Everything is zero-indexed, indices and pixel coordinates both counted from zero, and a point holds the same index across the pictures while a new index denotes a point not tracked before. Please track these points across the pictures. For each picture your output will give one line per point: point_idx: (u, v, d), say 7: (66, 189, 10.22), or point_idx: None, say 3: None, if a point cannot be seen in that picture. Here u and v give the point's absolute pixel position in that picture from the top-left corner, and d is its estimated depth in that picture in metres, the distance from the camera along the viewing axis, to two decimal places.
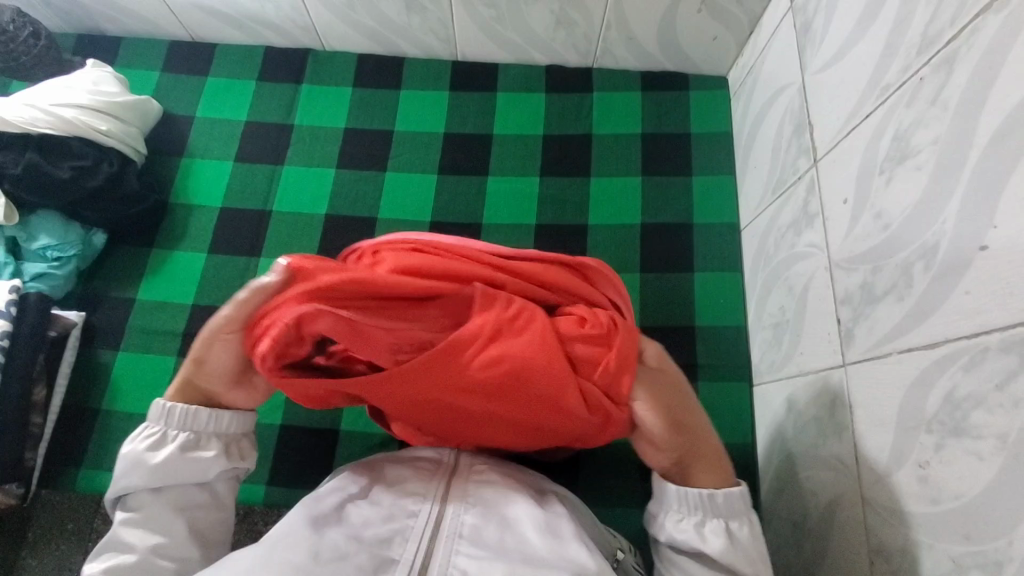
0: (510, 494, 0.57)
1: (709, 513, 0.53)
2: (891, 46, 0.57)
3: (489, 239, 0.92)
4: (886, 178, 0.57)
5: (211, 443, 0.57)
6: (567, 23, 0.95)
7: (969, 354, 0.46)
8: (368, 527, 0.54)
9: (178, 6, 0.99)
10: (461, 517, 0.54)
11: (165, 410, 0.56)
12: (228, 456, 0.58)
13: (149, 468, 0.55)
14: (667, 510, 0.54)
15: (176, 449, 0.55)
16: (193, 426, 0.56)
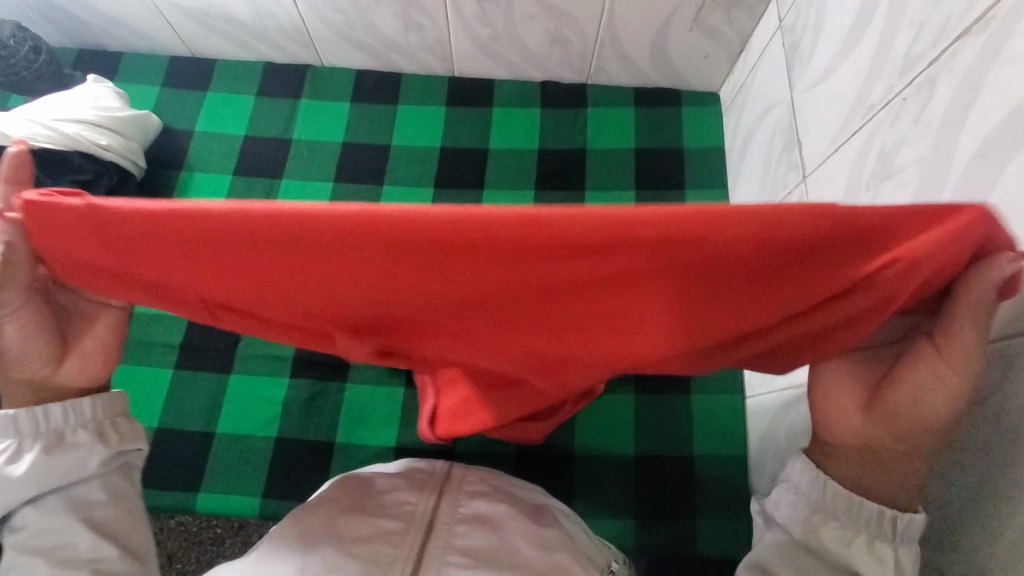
0: (502, 505, 0.58)
1: (876, 532, 0.43)
2: (875, 67, 0.59)
3: None
4: (873, 194, 0.58)
5: (77, 435, 0.53)
6: (561, 40, 0.96)
7: None
8: (360, 537, 0.54)
9: (179, 22, 1.01)
10: (453, 528, 0.55)
11: (8, 418, 0.51)
12: (106, 442, 0.55)
13: (13, 481, 0.50)
14: (819, 510, 0.45)
15: (36, 453, 0.51)
16: (47, 424, 0.52)
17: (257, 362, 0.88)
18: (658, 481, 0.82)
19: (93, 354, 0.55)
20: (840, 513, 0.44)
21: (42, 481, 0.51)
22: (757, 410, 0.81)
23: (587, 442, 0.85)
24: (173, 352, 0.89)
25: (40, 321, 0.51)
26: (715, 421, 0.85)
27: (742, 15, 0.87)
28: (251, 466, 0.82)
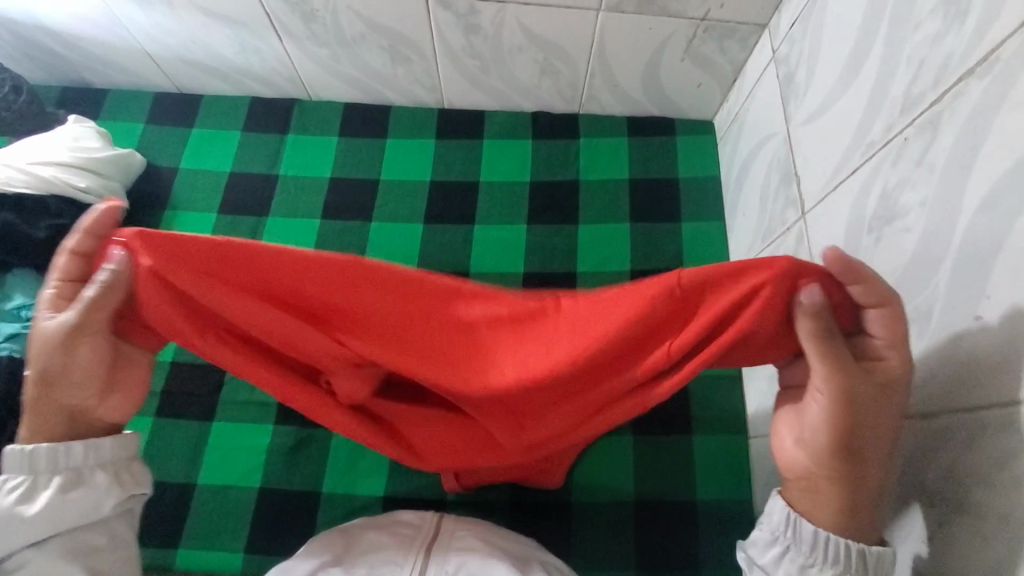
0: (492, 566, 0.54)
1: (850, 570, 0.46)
2: (873, 104, 0.57)
3: None
4: (875, 237, 0.55)
5: (94, 475, 0.51)
6: (551, 71, 0.94)
7: (969, 430, 0.44)
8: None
9: (164, 59, 0.99)
10: None
11: (25, 453, 0.50)
12: (121, 484, 0.53)
13: (26, 521, 0.49)
14: (794, 548, 0.48)
15: (52, 493, 0.49)
16: (65, 464, 0.51)
17: (242, 408, 0.83)
18: (662, 529, 0.78)
19: (132, 394, 0.54)
20: (821, 556, 0.46)
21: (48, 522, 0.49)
22: (763, 453, 0.78)
23: (584, 489, 0.81)
24: (152, 399, 0.84)
25: (99, 350, 0.51)
26: (720, 463, 0.81)
27: (734, 45, 0.85)
28: (233, 519, 0.77)
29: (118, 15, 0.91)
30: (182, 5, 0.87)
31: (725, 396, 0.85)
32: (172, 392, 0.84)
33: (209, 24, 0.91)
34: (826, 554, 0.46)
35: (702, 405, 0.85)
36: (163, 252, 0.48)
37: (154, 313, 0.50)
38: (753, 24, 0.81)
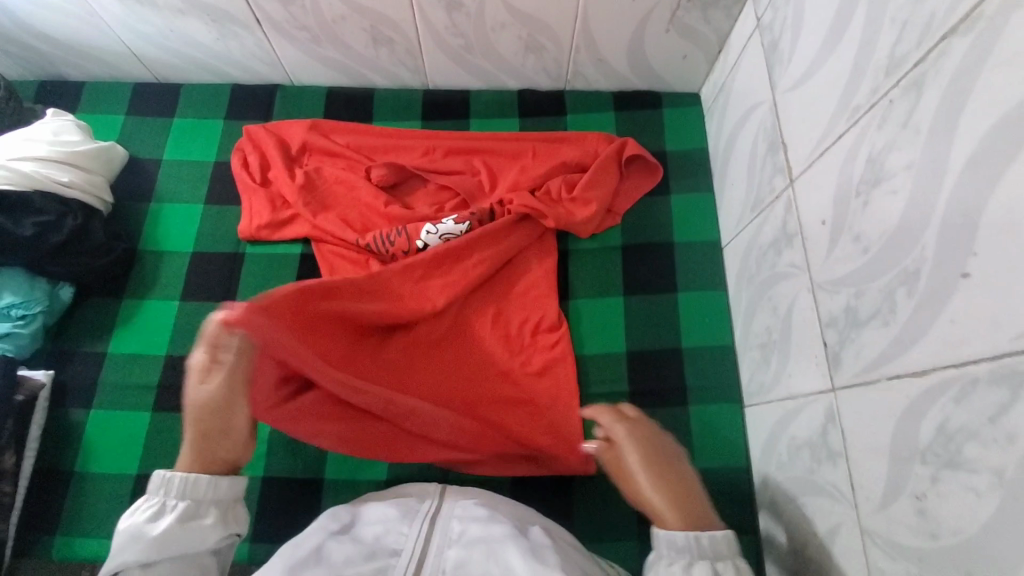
0: (495, 530, 0.63)
1: (697, 555, 0.53)
2: (859, 67, 0.57)
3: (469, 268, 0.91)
4: (863, 200, 0.56)
5: (210, 510, 0.58)
6: (536, 48, 0.94)
7: (959, 386, 0.44)
8: (347, 569, 0.59)
9: (139, 47, 0.97)
10: (444, 554, 0.61)
11: (164, 479, 0.58)
12: (227, 523, 0.59)
13: (148, 540, 0.54)
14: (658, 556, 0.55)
15: (174, 518, 0.56)
16: (192, 494, 0.58)
17: None
18: None
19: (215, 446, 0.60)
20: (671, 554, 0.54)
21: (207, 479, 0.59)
22: (757, 419, 0.79)
23: None
24: (150, 394, 0.84)
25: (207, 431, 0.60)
26: (716, 432, 0.82)
27: (718, 14, 0.85)
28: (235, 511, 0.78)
29: (91, 3, 0.89)
30: None
31: (718, 366, 0.85)
32: (170, 385, 0.85)
33: (185, 10, 0.89)
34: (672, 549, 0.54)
35: (699, 374, 0.85)
36: (282, 149, 0.97)
37: (260, 187, 0.94)
38: None
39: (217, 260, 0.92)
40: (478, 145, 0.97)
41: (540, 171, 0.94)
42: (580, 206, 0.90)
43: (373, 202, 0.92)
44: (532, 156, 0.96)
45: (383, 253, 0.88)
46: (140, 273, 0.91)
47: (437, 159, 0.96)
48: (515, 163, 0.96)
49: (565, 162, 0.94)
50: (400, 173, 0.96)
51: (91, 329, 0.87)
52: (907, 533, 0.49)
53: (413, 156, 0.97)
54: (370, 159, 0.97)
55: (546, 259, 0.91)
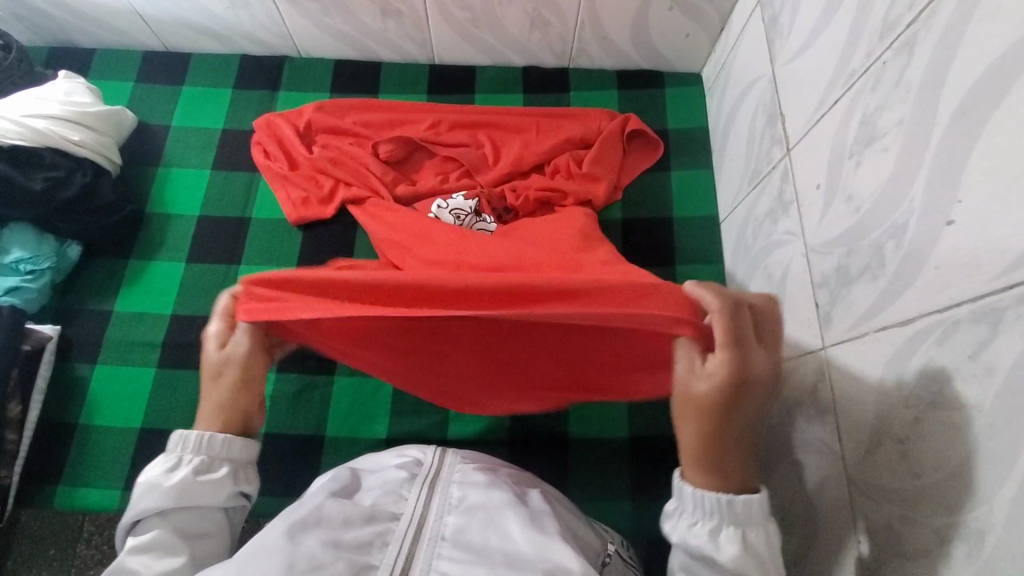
0: (495, 495, 0.62)
1: (725, 519, 0.52)
2: (855, 32, 0.58)
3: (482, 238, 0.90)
4: (856, 161, 0.58)
5: (221, 466, 0.57)
6: (541, 23, 0.96)
7: (942, 328, 0.46)
8: (346, 531, 0.56)
9: (151, 15, 0.98)
10: (444, 520, 0.59)
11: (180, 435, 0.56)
12: (236, 482, 0.58)
13: (163, 490, 0.53)
14: (682, 512, 0.54)
15: (189, 473, 0.55)
16: (208, 451, 0.56)
17: None
18: (646, 465, 0.80)
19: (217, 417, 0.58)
20: (699, 514, 0.53)
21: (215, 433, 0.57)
22: None
23: (577, 427, 0.83)
24: (155, 352, 0.85)
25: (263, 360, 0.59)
26: None
27: None
28: None
29: None
30: None
31: None
32: (175, 343, 0.86)
33: None
34: (700, 508, 0.53)
35: None
36: (291, 121, 0.97)
37: (271, 158, 0.95)
38: None
39: (224, 225, 0.93)
40: (484, 121, 0.99)
41: (547, 146, 0.95)
42: (589, 180, 0.92)
43: (384, 173, 0.93)
44: (538, 131, 0.98)
45: None
46: (147, 235, 0.92)
47: (443, 132, 0.97)
48: (518, 137, 0.98)
49: (572, 138, 0.96)
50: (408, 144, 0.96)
51: (98, 287, 0.88)
52: (886, 475, 0.52)
53: (419, 129, 0.97)
54: (376, 130, 0.98)
55: None
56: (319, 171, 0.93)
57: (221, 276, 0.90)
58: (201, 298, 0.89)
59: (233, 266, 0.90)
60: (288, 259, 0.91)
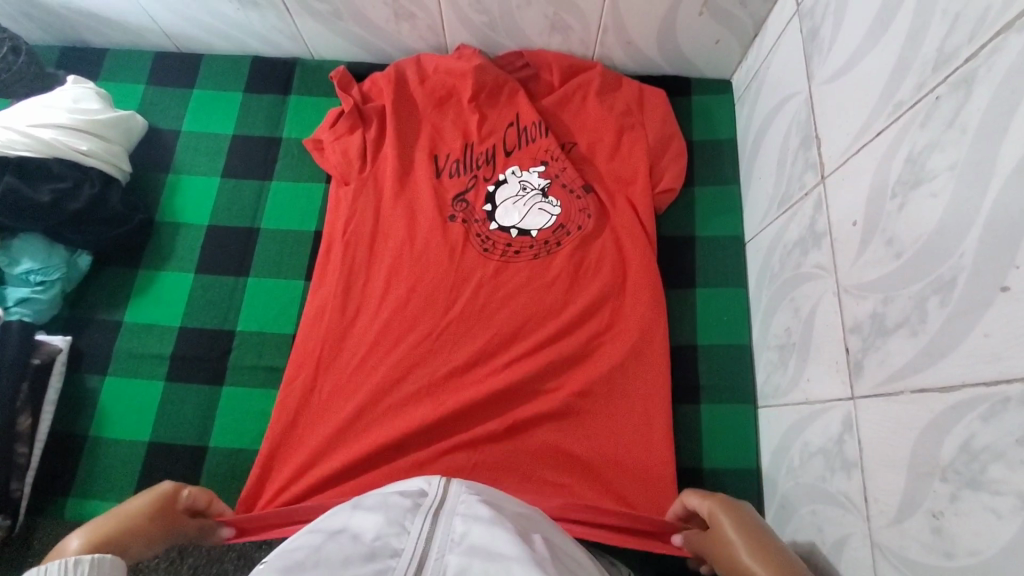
0: (498, 534, 0.57)
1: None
2: (904, 61, 0.53)
3: (503, 271, 0.88)
4: (899, 203, 0.53)
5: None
6: (561, 27, 0.90)
7: (989, 403, 0.43)
8: (345, 570, 0.51)
9: (160, 15, 0.96)
10: (445, 559, 0.55)
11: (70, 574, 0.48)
12: None
13: None
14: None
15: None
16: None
17: (251, 374, 0.85)
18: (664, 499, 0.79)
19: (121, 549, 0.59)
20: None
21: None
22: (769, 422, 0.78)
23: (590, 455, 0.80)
24: (163, 364, 0.85)
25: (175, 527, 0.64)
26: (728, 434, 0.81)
27: None
28: (241, 482, 0.80)
29: None
30: None
31: (734, 364, 0.84)
32: (184, 356, 0.86)
33: None
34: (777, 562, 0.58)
35: (713, 373, 0.84)
36: (357, 104, 0.95)
37: (322, 160, 0.94)
38: None
39: (233, 235, 0.92)
40: (530, 126, 0.94)
41: (586, 168, 0.92)
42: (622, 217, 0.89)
43: (424, 183, 0.92)
44: (580, 145, 0.93)
45: (425, 233, 0.90)
46: (156, 244, 0.91)
47: (483, 139, 0.94)
48: (523, 155, 0.93)
49: (604, 170, 0.92)
50: (456, 155, 0.94)
51: (108, 297, 0.88)
52: (950, 546, 0.46)
53: (474, 131, 0.94)
54: (428, 133, 0.95)
55: (586, 280, 0.87)
56: (358, 176, 0.92)
57: (228, 287, 0.89)
58: (210, 311, 0.88)
59: (242, 277, 0.89)
60: (299, 273, 0.90)
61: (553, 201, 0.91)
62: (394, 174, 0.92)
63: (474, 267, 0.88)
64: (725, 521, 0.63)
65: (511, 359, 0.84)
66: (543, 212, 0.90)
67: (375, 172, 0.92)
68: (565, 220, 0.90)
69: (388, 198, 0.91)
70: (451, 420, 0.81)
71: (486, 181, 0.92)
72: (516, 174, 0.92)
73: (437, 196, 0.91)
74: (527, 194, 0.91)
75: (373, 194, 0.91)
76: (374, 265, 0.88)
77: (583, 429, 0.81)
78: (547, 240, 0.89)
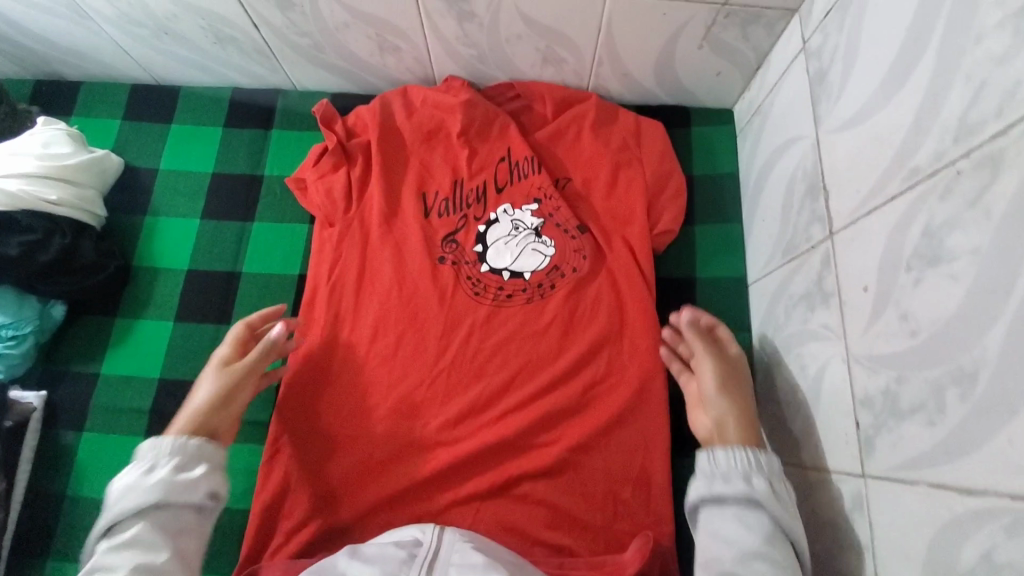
0: None
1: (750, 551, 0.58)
2: (920, 125, 0.49)
3: (495, 315, 0.85)
4: (914, 278, 0.49)
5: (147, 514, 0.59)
6: (554, 59, 0.86)
7: (1014, 518, 0.39)
8: None
9: (135, 49, 0.91)
10: None
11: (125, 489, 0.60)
12: None
13: None
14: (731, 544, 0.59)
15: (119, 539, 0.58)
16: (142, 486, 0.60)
17: None
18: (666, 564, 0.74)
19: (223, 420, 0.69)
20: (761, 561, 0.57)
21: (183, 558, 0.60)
22: None
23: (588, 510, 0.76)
24: (141, 419, 0.81)
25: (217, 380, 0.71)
26: None
27: (759, 31, 0.76)
28: None
29: (82, 6, 0.84)
30: None
31: None
32: (163, 411, 0.82)
33: (179, 13, 0.83)
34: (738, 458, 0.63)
35: None
36: (341, 138, 0.91)
37: (305, 199, 0.90)
38: (781, 9, 0.72)
39: (214, 280, 0.88)
40: (521, 162, 0.90)
41: (581, 205, 0.88)
42: (619, 257, 0.85)
43: (411, 222, 0.88)
44: (574, 181, 0.90)
45: (414, 276, 0.86)
46: (134, 290, 0.87)
47: (472, 175, 0.90)
48: (515, 191, 0.89)
49: (600, 206, 0.88)
50: (444, 191, 0.90)
51: (84, 348, 0.84)
52: None
53: (463, 167, 0.90)
54: (416, 168, 0.91)
55: (581, 324, 0.84)
56: (342, 216, 0.88)
57: (210, 335, 0.85)
58: (190, 362, 0.84)
59: (223, 326, 0.85)
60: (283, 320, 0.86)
61: (547, 241, 0.87)
62: (379, 213, 0.88)
63: (465, 313, 0.85)
64: (704, 356, 0.75)
65: (504, 412, 0.80)
66: (536, 253, 0.87)
67: (361, 211, 0.89)
68: (559, 260, 0.86)
69: (374, 239, 0.88)
70: (441, 477, 0.78)
71: (477, 220, 0.89)
72: (508, 213, 0.89)
73: (426, 236, 0.88)
74: (519, 234, 0.88)
75: (358, 235, 0.88)
76: (360, 313, 0.85)
77: (580, 487, 0.77)
78: (540, 283, 0.85)
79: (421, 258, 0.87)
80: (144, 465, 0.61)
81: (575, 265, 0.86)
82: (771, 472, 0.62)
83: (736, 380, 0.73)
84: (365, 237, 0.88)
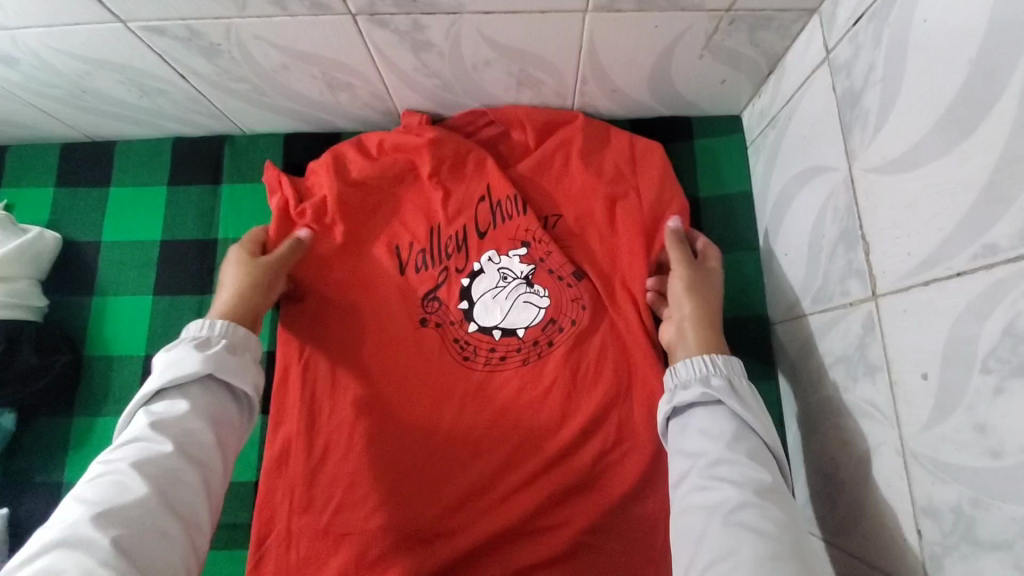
0: None
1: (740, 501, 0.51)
2: (997, 191, 0.39)
3: (489, 382, 0.75)
4: (994, 383, 0.40)
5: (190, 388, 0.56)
6: (532, 82, 0.74)
7: None
8: None
9: (56, 110, 0.80)
10: None
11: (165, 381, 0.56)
12: None
13: None
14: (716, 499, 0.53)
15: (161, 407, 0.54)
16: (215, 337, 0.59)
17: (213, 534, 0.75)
18: None
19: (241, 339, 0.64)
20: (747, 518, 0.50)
21: (193, 456, 0.53)
22: None
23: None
24: None
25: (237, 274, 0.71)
26: None
27: (771, 36, 0.64)
28: None
29: None
30: (51, 55, 0.68)
31: None
32: None
33: (92, 70, 0.71)
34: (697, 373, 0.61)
35: None
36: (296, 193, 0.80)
37: None
38: (799, 10, 0.60)
39: None
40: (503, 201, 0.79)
41: (575, 244, 0.78)
42: (623, 306, 0.75)
43: (386, 282, 0.78)
44: (565, 216, 0.79)
45: (394, 343, 0.76)
46: (89, 384, 0.79)
47: (448, 220, 0.80)
48: (499, 233, 0.79)
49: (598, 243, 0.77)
50: (420, 240, 0.79)
51: (44, 455, 0.77)
52: None
53: (439, 211, 0.80)
54: (385, 218, 0.80)
55: (587, 384, 0.74)
56: (307, 281, 0.78)
57: None
58: None
59: None
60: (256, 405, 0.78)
61: (540, 291, 0.77)
62: (350, 274, 0.78)
63: (456, 381, 0.75)
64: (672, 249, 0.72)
65: (511, 488, 0.71)
66: (529, 305, 0.77)
67: (327, 274, 0.78)
68: (555, 312, 0.76)
69: (346, 305, 0.78)
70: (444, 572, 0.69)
71: (460, 273, 0.78)
72: (493, 260, 0.78)
73: (404, 296, 0.78)
74: (508, 284, 0.77)
75: (326, 301, 0.78)
76: (338, 390, 0.75)
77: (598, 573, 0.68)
78: (536, 339, 0.75)
79: (402, 322, 0.77)
80: (194, 341, 0.58)
81: (574, 315, 0.75)
82: (729, 370, 0.61)
83: (703, 283, 0.70)
84: (336, 304, 0.78)
